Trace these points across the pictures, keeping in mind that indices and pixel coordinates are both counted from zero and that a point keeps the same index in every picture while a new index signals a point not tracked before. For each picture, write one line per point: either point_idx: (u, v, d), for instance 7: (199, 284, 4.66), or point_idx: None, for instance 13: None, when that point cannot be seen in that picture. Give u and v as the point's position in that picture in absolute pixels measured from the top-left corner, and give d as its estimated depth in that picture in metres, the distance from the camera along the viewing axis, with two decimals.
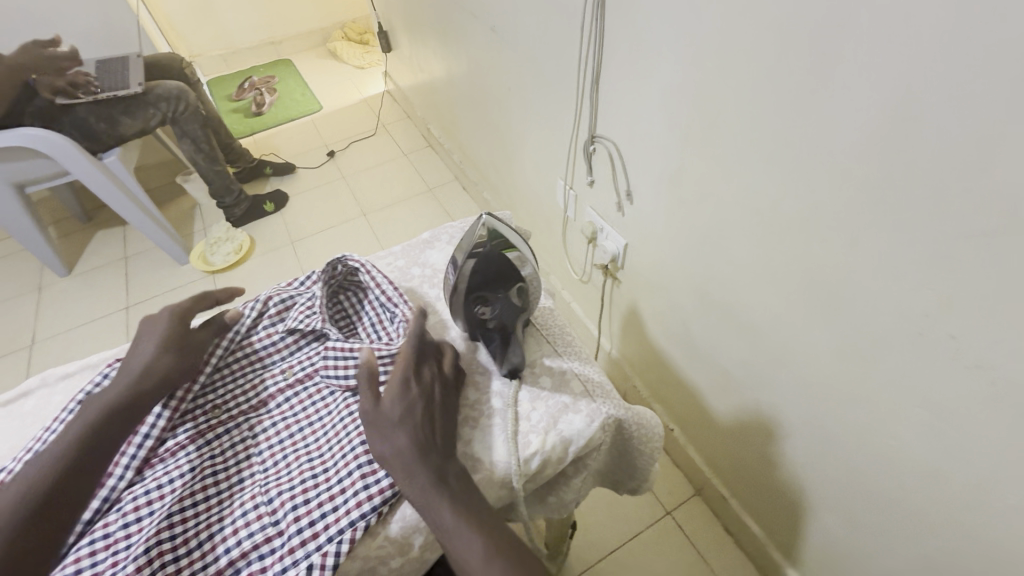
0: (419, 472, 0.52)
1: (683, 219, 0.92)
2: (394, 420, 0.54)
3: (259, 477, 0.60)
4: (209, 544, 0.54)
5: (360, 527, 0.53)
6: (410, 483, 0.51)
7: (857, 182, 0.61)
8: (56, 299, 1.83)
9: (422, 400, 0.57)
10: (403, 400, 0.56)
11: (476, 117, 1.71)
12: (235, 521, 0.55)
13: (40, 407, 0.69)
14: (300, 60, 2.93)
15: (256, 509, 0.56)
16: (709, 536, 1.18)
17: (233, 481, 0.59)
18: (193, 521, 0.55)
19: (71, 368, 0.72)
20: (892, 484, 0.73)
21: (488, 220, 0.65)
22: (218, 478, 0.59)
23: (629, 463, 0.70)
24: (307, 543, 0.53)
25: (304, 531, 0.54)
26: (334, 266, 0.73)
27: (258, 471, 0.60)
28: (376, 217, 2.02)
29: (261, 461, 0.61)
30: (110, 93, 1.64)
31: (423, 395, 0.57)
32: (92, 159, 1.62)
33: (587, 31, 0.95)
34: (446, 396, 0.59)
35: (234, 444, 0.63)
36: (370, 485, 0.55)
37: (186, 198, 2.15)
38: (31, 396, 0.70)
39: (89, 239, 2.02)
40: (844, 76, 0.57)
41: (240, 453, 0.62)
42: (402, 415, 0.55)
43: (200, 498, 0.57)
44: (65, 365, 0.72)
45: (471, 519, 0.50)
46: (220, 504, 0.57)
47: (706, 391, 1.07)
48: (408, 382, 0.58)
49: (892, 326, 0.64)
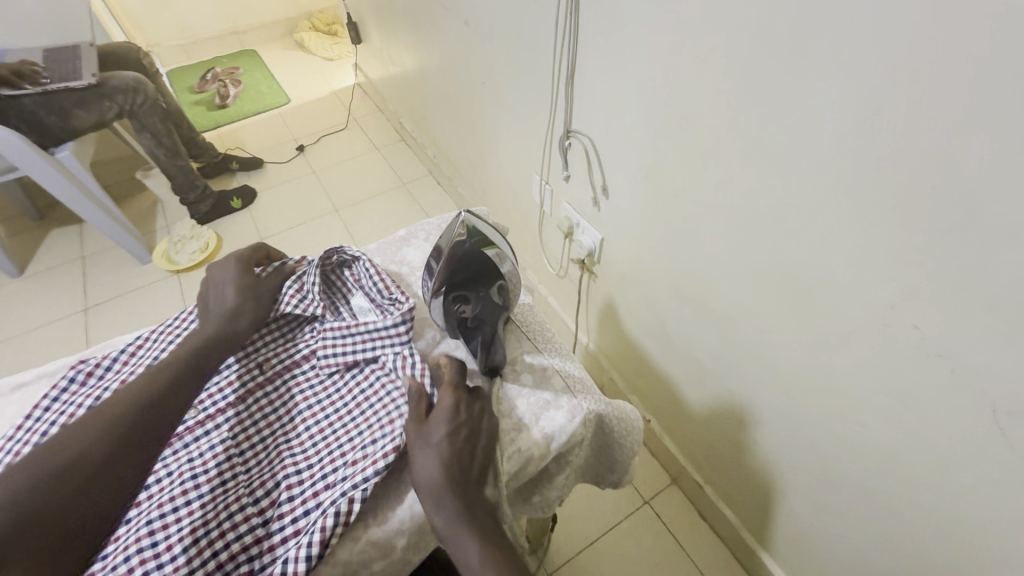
0: (450, 500, 0.50)
1: (658, 214, 0.93)
2: (436, 440, 0.53)
3: (242, 477, 0.57)
4: (194, 550, 0.50)
5: (341, 521, 0.53)
6: (437, 512, 0.50)
7: (826, 180, 0.63)
8: (6, 302, 1.73)
9: (467, 427, 0.55)
10: (451, 421, 0.54)
11: (450, 110, 1.69)
12: (222, 523, 0.53)
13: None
14: (265, 50, 2.84)
15: (241, 509, 0.54)
16: (686, 523, 1.21)
17: (215, 482, 0.55)
18: (174, 526, 0.51)
19: (27, 376, 0.69)
20: (860, 467, 0.76)
21: (466, 216, 0.64)
22: (198, 481, 0.55)
23: (610, 457, 0.71)
24: (291, 540, 0.53)
25: (288, 529, 0.54)
26: (329, 255, 0.73)
27: (241, 471, 0.58)
28: (348, 213, 1.98)
29: (243, 460, 0.59)
30: (61, 85, 1.55)
31: (468, 421, 0.56)
32: (42, 154, 1.53)
33: (562, 27, 0.95)
34: (490, 424, 0.57)
35: (215, 446, 0.59)
36: (346, 477, 0.55)
37: (146, 194, 2.06)
38: None
39: (42, 238, 1.91)
40: (814, 74, 0.59)
41: (221, 454, 0.58)
42: (444, 437, 0.53)
43: (180, 502, 0.53)
44: (20, 374, 0.68)
45: (499, 556, 0.48)
46: (202, 508, 0.53)
47: (681, 382, 1.08)
48: (457, 405, 0.56)
49: (860, 318, 0.66)
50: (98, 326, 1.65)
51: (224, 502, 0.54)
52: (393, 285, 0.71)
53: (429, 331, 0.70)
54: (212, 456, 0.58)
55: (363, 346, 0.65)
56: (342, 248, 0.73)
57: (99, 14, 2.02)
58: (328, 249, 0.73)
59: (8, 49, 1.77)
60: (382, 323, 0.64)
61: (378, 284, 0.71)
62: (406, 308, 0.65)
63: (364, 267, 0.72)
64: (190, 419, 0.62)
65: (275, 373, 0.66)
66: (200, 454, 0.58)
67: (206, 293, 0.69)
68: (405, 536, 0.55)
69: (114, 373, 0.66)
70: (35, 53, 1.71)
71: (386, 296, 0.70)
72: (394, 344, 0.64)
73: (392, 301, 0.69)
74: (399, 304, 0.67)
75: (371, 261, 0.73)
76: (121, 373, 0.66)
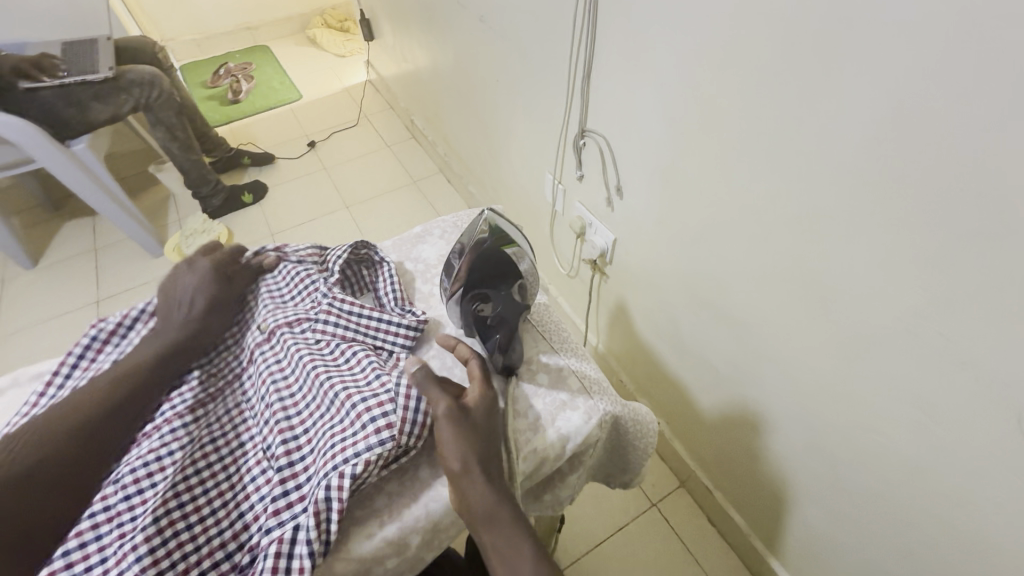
0: (496, 477, 0.52)
1: (674, 215, 0.92)
2: (481, 418, 0.55)
3: (259, 440, 0.60)
4: (222, 512, 0.54)
5: (343, 475, 0.51)
6: (486, 488, 0.51)
7: (852, 185, 0.62)
8: (20, 292, 1.75)
9: (498, 415, 0.57)
10: (491, 406, 0.56)
11: (462, 108, 1.69)
12: (246, 487, 0.56)
13: (10, 405, 0.66)
14: (278, 46, 2.85)
15: (264, 473, 0.57)
16: (694, 528, 1.20)
17: (235, 446, 0.60)
18: (200, 489, 0.55)
19: (46, 367, 0.69)
20: (877, 475, 0.75)
21: (490, 215, 0.63)
22: (218, 445, 0.59)
23: (624, 459, 0.70)
24: (293, 504, 0.54)
25: (289, 493, 0.54)
26: (359, 246, 0.73)
27: (256, 433, 0.60)
28: (359, 210, 1.98)
29: (257, 422, 0.61)
30: (79, 78, 1.57)
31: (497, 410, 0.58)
32: (58, 146, 1.55)
33: (580, 26, 0.94)
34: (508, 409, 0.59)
35: (231, 412, 0.63)
36: (338, 442, 0.55)
37: (159, 187, 2.07)
38: (2, 396, 0.67)
39: (56, 229, 1.93)
40: (842, 74, 0.58)
41: (238, 420, 0.62)
42: (488, 418, 0.55)
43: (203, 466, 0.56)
44: (39, 364, 0.69)
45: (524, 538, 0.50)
46: (225, 471, 0.57)
47: (693, 385, 1.08)
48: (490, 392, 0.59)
49: (883, 324, 0.65)
50: None
51: (246, 467, 0.58)
52: (407, 299, 0.72)
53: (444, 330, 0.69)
54: (225, 422, 0.62)
55: (368, 319, 0.66)
56: (373, 248, 0.74)
57: (115, 8, 2.03)
58: (364, 241, 0.74)
59: (26, 41, 1.79)
60: (395, 322, 0.66)
61: (393, 289, 0.72)
62: (417, 317, 0.68)
63: (387, 271, 0.73)
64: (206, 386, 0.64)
65: (271, 330, 0.66)
66: (217, 421, 0.61)
67: (165, 298, 0.70)
68: (419, 534, 0.55)
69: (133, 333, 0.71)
70: (53, 46, 1.73)
71: (399, 305, 0.71)
72: (396, 342, 0.67)
73: (405, 310, 0.70)
74: (415, 314, 0.69)
75: (394, 267, 0.74)
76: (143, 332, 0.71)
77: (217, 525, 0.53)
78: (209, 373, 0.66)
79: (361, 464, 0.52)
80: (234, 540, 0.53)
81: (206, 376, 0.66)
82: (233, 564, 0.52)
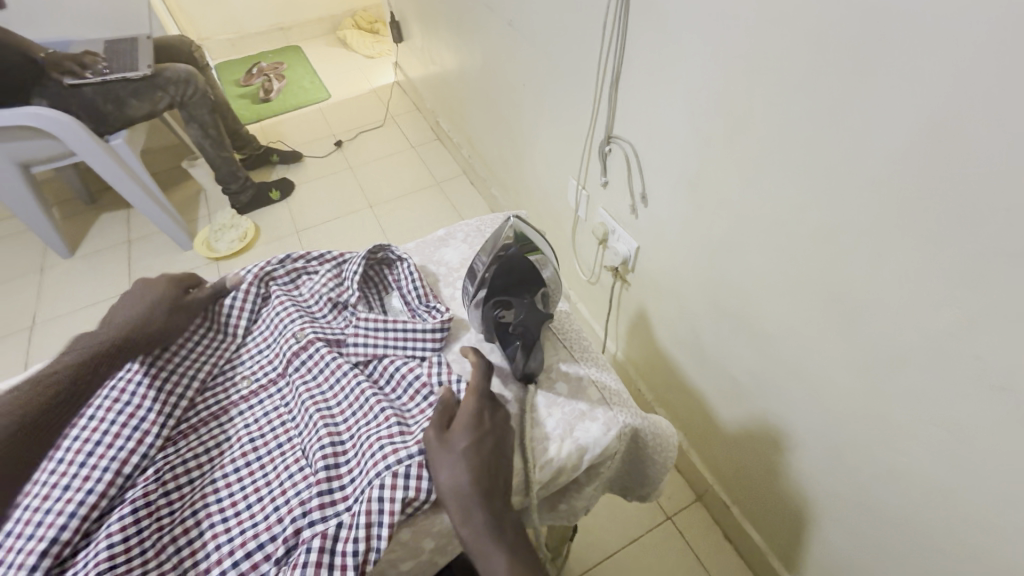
0: (474, 508, 0.51)
1: (698, 224, 0.91)
2: (459, 448, 0.52)
3: (296, 438, 0.60)
4: (258, 506, 0.55)
5: (378, 485, 0.51)
6: (464, 523, 0.50)
7: (884, 198, 0.60)
8: (57, 280, 1.82)
9: (489, 436, 0.55)
10: (473, 433, 0.54)
11: (488, 111, 1.70)
12: (282, 482, 0.56)
13: None
14: (309, 47, 2.90)
15: (302, 471, 0.57)
16: (710, 543, 1.18)
17: (272, 445, 0.60)
18: (238, 485, 0.57)
19: None
20: (904, 500, 0.73)
21: (515, 223, 0.64)
22: (257, 444, 0.60)
23: (641, 471, 0.69)
24: (337, 503, 0.53)
25: (334, 492, 0.54)
26: (375, 250, 0.73)
27: (294, 433, 0.61)
28: (382, 209, 2.01)
29: (294, 423, 0.62)
30: (119, 75, 1.63)
31: (489, 431, 0.56)
32: (97, 140, 1.60)
33: (610, 31, 0.94)
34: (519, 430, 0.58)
35: (269, 412, 0.64)
36: (386, 445, 0.55)
37: (191, 183, 2.13)
38: None
39: (93, 220, 2.00)
40: (878, 85, 0.56)
41: (275, 419, 0.63)
42: (468, 446, 0.53)
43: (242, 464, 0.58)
44: None
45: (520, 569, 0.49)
46: (262, 469, 0.58)
47: (713, 398, 1.06)
48: (479, 413, 0.56)
49: (913, 342, 0.63)
50: None
51: (283, 465, 0.58)
52: (432, 294, 0.72)
53: (465, 334, 0.69)
54: (263, 422, 0.62)
55: (394, 337, 0.65)
56: (389, 248, 0.74)
57: (156, 9, 2.10)
58: (376, 245, 0.73)
59: (71, 39, 1.86)
60: (420, 326, 0.65)
61: (416, 289, 0.71)
62: (443, 318, 0.67)
63: (406, 268, 0.73)
64: (244, 388, 0.66)
65: (309, 339, 0.65)
66: (255, 420, 0.63)
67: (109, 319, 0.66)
68: (434, 538, 0.55)
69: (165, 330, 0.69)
70: (96, 44, 1.80)
71: (424, 303, 0.70)
72: (425, 348, 0.66)
73: (429, 309, 0.70)
74: (438, 313, 0.68)
75: (414, 265, 0.73)
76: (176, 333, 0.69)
77: (252, 518, 0.54)
78: (246, 375, 0.68)
79: (412, 488, 0.52)
80: (267, 532, 0.52)
81: (244, 377, 0.67)
82: (267, 554, 0.51)
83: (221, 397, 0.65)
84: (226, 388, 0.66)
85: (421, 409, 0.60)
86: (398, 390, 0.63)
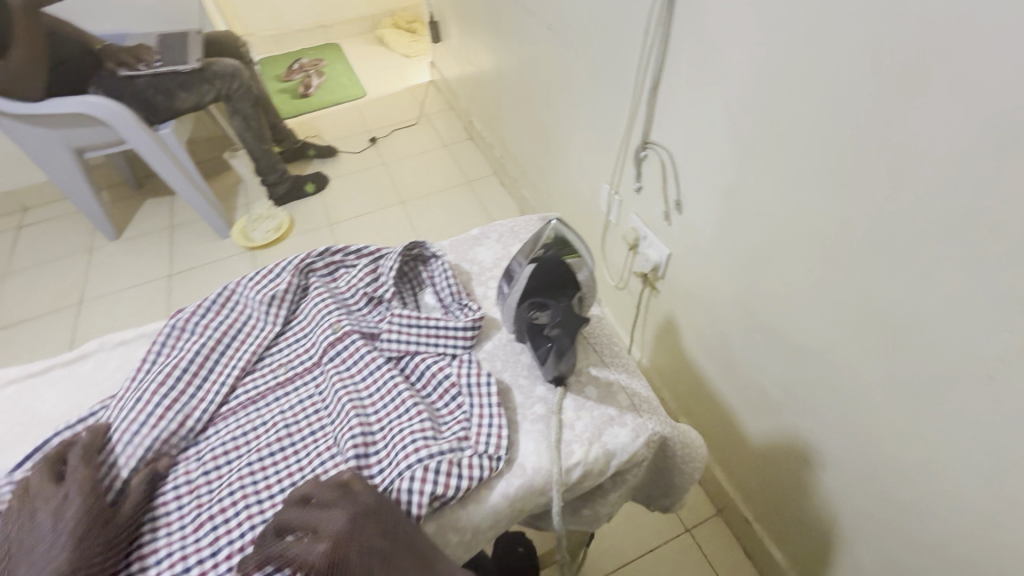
0: None
1: (735, 234, 0.90)
2: None
3: (328, 427, 0.61)
4: (291, 490, 0.56)
5: (406, 479, 0.53)
6: None
7: (936, 215, 0.59)
8: (103, 261, 1.90)
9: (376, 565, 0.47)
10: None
11: (522, 112, 1.70)
12: (315, 469, 0.58)
13: (97, 372, 0.72)
14: (349, 45, 2.97)
15: (333, 459, 0.58)
16: (730, 559, 1.16)
17: (306, 432, 0.62)
18: (272, 469, 0.58)
19: (129, 335, 0.75)
20: (943, 528, 0.70)
21: (556, 224, 0.61)
22: (291, 430, 0.62)
23: (666, 481, 0.68)
24: (366, 492, 0.55)
25: (363, 481, 0.55)
26: (412, 247, 0.75)
27: (326, 421, 0.62)
28: (413, 206, 2.03)
29: (326, 411, 0.63)
30: (169, 68, 1.70)
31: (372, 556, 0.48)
32: (148, 131, 1.67)
33: (653, 36, 0.93)
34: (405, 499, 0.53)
35: (303, 399, 0.65)
36: (417, 439, 0.56)
37: (231, 173, 2.20)
38: (89, 358, 0.73)
39: (138, 206, 2.09)
40: (939, 98, 0.55)
41: (309, 407, 0.64)
42: None
43: (277, 448, 0.60)
44: (124, 332, 0.74)
45: None
46: (296, 454, 0.60)
47: (740, 411, 1.04)
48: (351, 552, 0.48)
49: (961, 365, 0.61)
50: (179, 291, 1.79)
51: (316, 451, 0.59)
52: (464, 292, 0.73)
53: (495, 333, 0.70)
54: (298, 409, 0.64)
55: (427, 334, 0.66)
56: (425, 245, 0.76)
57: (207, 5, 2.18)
58: (415, 241, 0.75)
59: (128, 32, 1.94)
60: (453, 325, 0.66)
61: (450, 288, 0.73)
62: (474, 316, 0.68)
63: (440, 266, 0.75)
64: (279, 375, 0.68)
65: (345, 332, 0.67)
66: (290, 406, 0.65)
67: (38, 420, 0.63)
68: (458, 536, 0.55)
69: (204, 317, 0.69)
70: (151, 38, 1.88)
71: (457, 301, 0.72)
72: (457, 345, 0.67)
73: (462, 307, 0.71)
74: (471, 311, 0.69)
75: (448, 263, 0.76)
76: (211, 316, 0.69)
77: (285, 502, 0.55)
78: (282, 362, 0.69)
79: (441, 484, 0.53)
80: None
81: (279, 364, 0.69)
82: None
83: (259, 382, 0.67)
84: (264, 373, 0.68)
85: (452, 408, 0.61)
86: (429, 387, 0.64)
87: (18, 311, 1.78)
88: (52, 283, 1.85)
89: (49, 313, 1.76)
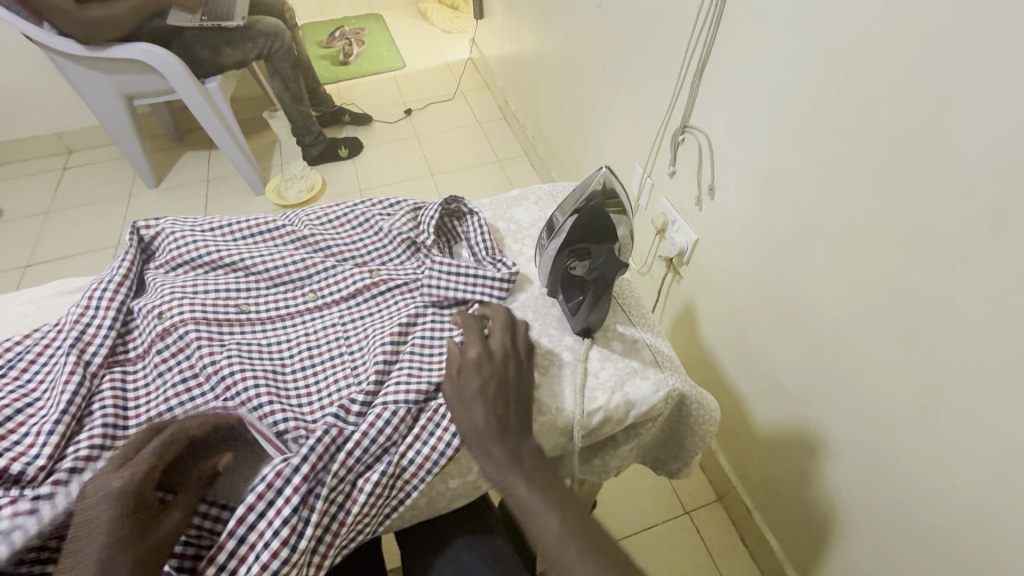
0: (495, 445, 0.55)
1: (766, 219, 0.91)
2: (468, 393, 0.57)
3: (347, 357, 0.64)
4: (308, 405, 0.60)
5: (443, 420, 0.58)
6: (484, 458, 0.55)
7: (974, 206, 0.60)
8: (142, 206, 1.97)
9: (495, 382, 0.58)
10: (479, 378, 0.58)
11: (560, 93, 1.71)
12: (332, 393, 0.61)
13: (152, 238, 0.74)
14: (391, 16, 2.99)
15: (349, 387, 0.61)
16: (725, 544, 1.18)
17: (325, 357, 0.65)
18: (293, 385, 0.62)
19: (159, 221, 0.75)
20: (941, 517, 0.72)
21: (606, 174, 0.64)
22: (313, 352, 0.65)
23: (678, 442, 0.72)
24: (396, 423, 0.57)
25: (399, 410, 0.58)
26: (450, 201, 0.77)
27: (346, 352, 0.65)
28: (443, 178, 2.07)
29: (349, 344, 0.66)
30: (215, 23, 1.72)
31: (493, 390, 0.57)
32: (196, 83, 1.73)
33: (703, 18, 0.94)
34: (529, 347, 0.64)
35: (327, 327, 0.68)
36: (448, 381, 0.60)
37: (269, 132, 2.26)
38: (154, 229, 0.74)
39: (179, 156, 2.15)
40: (988, 91, 0.56)
41: (331, 334, 0.67)
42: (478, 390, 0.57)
43: (298, 366, 0.64)
44: (154, 224, 0.75)
45: (568, 534, 0.52)
46: (314, 375, 0.63)
47: (750, 397, 1.06)
48: (480, 358, 0.60)
49: (979, 356, 0.63)
50: None
51: (333, 377, 0.63)
52: (497, 249, 0.75)
53: (527, 287, 0.73)
54: (321, 335, 0.67)
55: (459, 288, 0.68)
56: (462, 200, 0.78)
57: None
58: (452, 197, 0.77)
59: None
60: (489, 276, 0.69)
61: (484, 244, 0.75)
62: (510, 270, 0.71)
63: (475, 222, 0.77)
64: (310, 301, 0.70)
65: (381, 278, 0.70)
66: (314, 331, 0.68)
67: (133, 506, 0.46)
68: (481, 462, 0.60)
69: (247, 239, 0.75)
70: None
71: (491, 256, 0.74)
72: (491, 295, 0.69)
73: (496, 262, 0.73)
74: (505, 267, 0.72)
75: (484, 220, 0.77)
76: (251, 235, 0.75)
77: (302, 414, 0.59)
78: (315, 288, 0.71)
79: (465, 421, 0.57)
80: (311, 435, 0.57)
81: (313, 291, 0.70)
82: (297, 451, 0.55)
83: (289, 302, 0.69)
84: (297, 295, 0.70)
85: None
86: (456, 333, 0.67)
87: (60, 246, 1.84)
88: (92, 222, 1.92)
89: (88, 252, 1.82)
